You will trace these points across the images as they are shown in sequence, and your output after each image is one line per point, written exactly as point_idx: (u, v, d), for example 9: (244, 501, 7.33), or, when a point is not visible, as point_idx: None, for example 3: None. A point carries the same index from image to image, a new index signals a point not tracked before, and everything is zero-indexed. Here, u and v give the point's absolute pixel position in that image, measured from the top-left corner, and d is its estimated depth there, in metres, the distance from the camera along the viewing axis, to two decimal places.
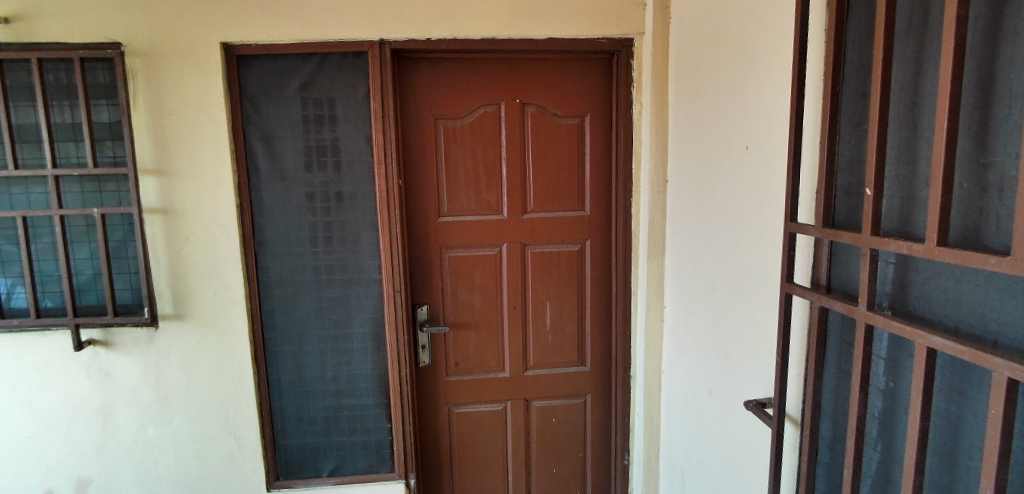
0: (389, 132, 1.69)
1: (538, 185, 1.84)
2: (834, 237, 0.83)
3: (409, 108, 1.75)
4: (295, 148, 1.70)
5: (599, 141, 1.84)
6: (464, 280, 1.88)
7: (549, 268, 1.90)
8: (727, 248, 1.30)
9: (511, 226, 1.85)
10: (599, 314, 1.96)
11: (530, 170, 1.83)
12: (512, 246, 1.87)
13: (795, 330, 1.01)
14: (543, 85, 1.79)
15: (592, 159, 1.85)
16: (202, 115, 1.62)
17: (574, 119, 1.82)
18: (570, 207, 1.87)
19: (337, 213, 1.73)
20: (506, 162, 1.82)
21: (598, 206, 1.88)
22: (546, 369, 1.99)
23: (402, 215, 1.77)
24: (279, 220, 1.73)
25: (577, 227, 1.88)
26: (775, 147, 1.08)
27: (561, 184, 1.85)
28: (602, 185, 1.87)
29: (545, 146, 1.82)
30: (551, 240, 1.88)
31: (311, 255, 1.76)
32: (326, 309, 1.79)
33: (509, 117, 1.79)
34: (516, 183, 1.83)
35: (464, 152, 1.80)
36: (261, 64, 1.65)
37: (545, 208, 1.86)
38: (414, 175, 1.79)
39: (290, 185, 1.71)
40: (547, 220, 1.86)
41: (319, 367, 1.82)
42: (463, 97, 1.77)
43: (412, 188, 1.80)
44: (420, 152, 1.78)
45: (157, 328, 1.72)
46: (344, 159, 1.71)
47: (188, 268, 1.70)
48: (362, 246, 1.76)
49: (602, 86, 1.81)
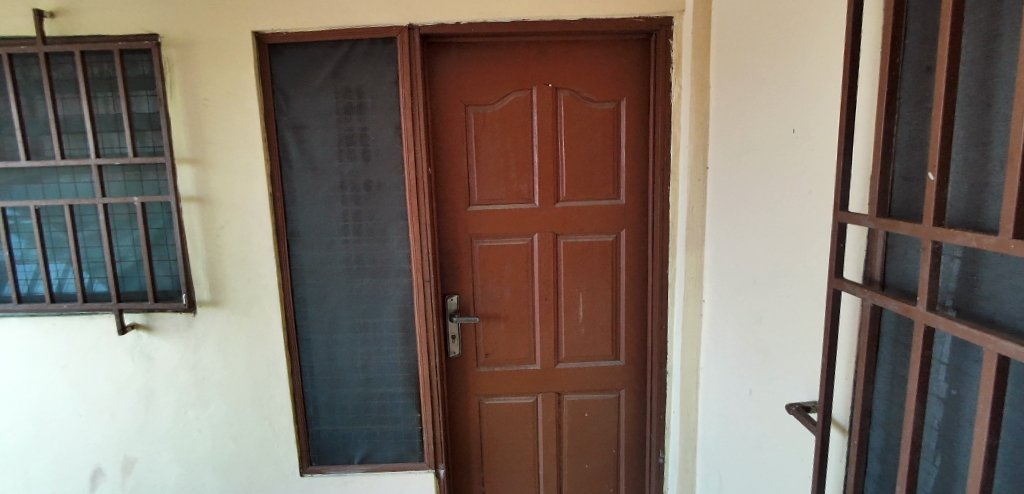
0: (418, 121, 1.66)
1: (570, 173, 1.78)
2: (892, 228, 0.74)
3: (438, 95, 1.72)
4: (325, 137, 1.70)
5: (635, 127, 1.76)
6: (494, 271, 1.85)
7: (582, 260, 1.85)
8: (770, 241, 1.21)
9: (543, 216, 1.80)
10: (634, 307, 1.90)
11: (562, 158, 1.78)
12: (543, 236, 1.82)
13: (844, 330, 0.93)
14: (576, 70, 1.72)
15: (628, 146, 1.77)
16: (235, 106, 1.65)
17: (608, 104, 1.75)
18: (603, 197, 1.80)
19: (367, 203, 1.73)
20: (538, 150, 1.76)
21: (633, 196, 1.80)
22: (578, 363, 1.94)
23: (432, 204, 1.74)
24: (311, 209, 1.75)
25: (611, 217, 1.81)
26: (825, 132, 0.99)
27: (595, 172, 1.79)
28: (638, 174, 1.79)
29: (578, 133, 1.76)
30: (584, 230, 1.82)
31: (342, 245, 1.77)
32: (356, 298, 1.80)
33: (540, 102, 1.74)
34: (547, 171, 1.78)
35: (494, 140, 1.76)
36: (291, 52, 1.65)
37: (577, 197, 1.80)
38: (443, 163, 1.77)
39: (321, 175, 1.72)
40: (578, 210, 1.80)
41: (350, 355, 1.85)
42: (493, 83, 1.73)
43: (441, 177, 1.77)
44: (449, 140, 1.75)
45: (195, 314, 1.79)
46: (373, 148, 1.69)
47: (225, 256, 1.75)
48: (392, 237, 1.75)
49: (638, 70, 1.72)
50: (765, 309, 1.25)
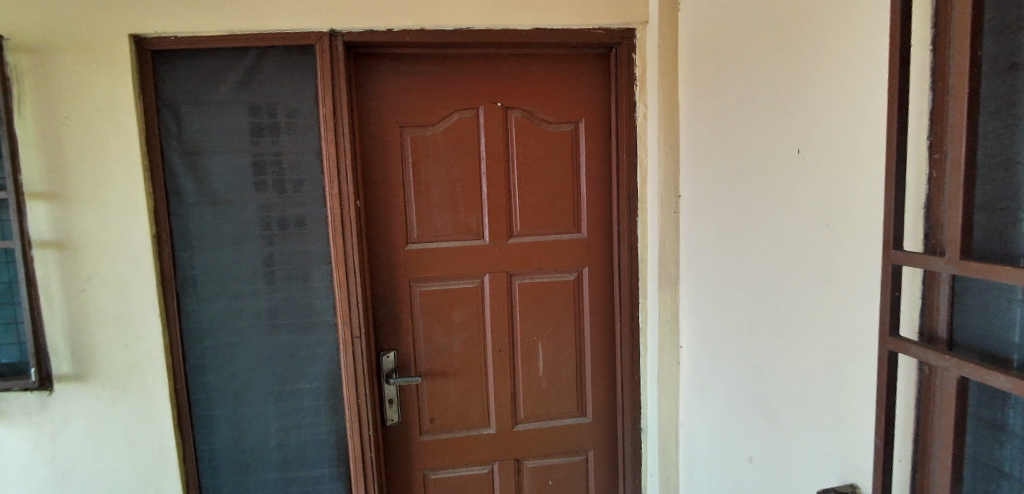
0: (342, 144, 1.38)
1: (526, 203, 1.55)
2: (988, 276, 0.54)
3: (369, 115, 1.46)
4: (226, 165, 1.38)
5: (596, 150, 1.56)
6: (439, 320, 1.57)
7: (543, 302, 1.60)
8: (770, 279, 1.01)
9: (495, 254, 1.55)
10: (602, 355, 1.65)
11: (515, 185, 1.54)
12: (495, 277, 1.57)
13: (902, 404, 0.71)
14: (530, 87, 1.52)
15: (589, 172, 1.56)
16: (109, 125, 1.31)
17: (567, 125, 1.54)
18: (564, 229, 1.58)
19: (282, 243, 1.41)
20: (486, 177, 1.52)
21: (596, 228, 1.59)
22: (540, 422, 1.67)
23: (362, 243, 1.45)
24: (209, 252, 1.41)
25: (573, 253, 1.59)
26: (845, 148, 0.81)
27: (553, 202, 1.56)
28: (601, 203, 1.58)
29: (533, 157, 1.54)
30: (543, 268, 1.58)
31: (251, 295, 1.43)
32: (269, 361, 1.46)
33: (489, 123, 1.51)
34: (498, 202, 1.54)
35: (436, 167, 1.51)
36: (184, 62, 1.35)
37: (534, 231, 1.57)
38: (374, 195, 1.49)
39: (221, 211, 1.39)
40: (536, 245, 1.56)
41: (261, 432, 1.49)
42: (434, 100, 1.48)
43: (372, 210, 1.49)
44: (381, 167, 1.48)
45: (52, 392, 1.38)
46: (288, 177, 1.39)
47: (94, 315, 1.37)
48: (314, 283, 1.44)
49: (599, 88, 1.54)
50: (767, 359, 1.04)
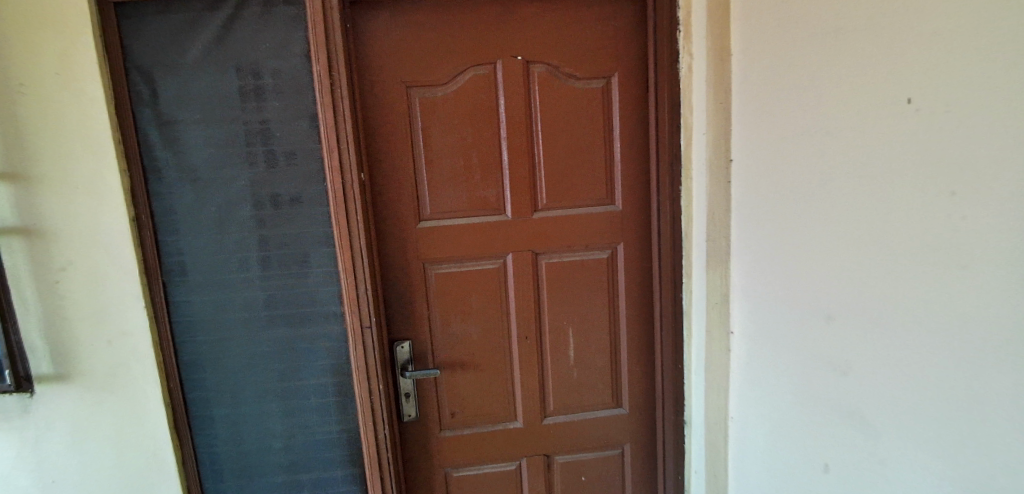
0: (341, 109, 1.20)
1: (551, 172, 1.36)
2: None
3: (369, 74, 1.27)
4: (206, 136, 1.21)
5: (631, 109, 1.36)
6: (457, 306, 1.41)
7: (571, 284, 1.43)
8: (869, 256, 0.85)
9: (518, 231, 1.37)
10: (638, 340, 1.49)
11: (539, 152, 1.36)
12: (518, 257, 1.39)
13: None
14: (554, 37, 1.31)
15: (623, 135, 1.37)
16: (70, 93, 1.13)
17: (597, 81, 1.34)
18: (594, 201, 1.39)
19: (277, 225, 1.25)
20: (506, 144, 1.33)
21: (631, 199, 1.40)
22: (571, 415, 1.52)
23: (367, 222, 1.28)
24: (196, 237, 1.25)
25: (606, 228, 1.41)
26: (997, 91, 0.63)
27: (582, 171, 1.38)
28: (636, 171, 1.39)
29: (558, 119, 1.34)
30: (571, 246, 1.40)
31: (245, 284, 1.28)
32: (271, 356, 1.31)
33: (508, 80, 1.31)
34: (520, 172, 1.35)
35: (449, 134, 1.32)
36: (155, 18, 1.16)
37: (561, 204, 1.38)
38: (379, 167, 1.31)
39: (205, 189, 1.23)
40: (563, 220, 1.38)
41: (265, 433, 1.35)
42: (444, 55, 1.28)
43: (377, 184, 1.31)
44: (386, 135, 1.30)
45: (32, 395, 1.25)
46: (279, 149, 1.21)
47: (71, 310, 1.22)
48: (315, 269, 1.27)
49: (633, 36, 1.33)
50: (864, 350, 0.88)
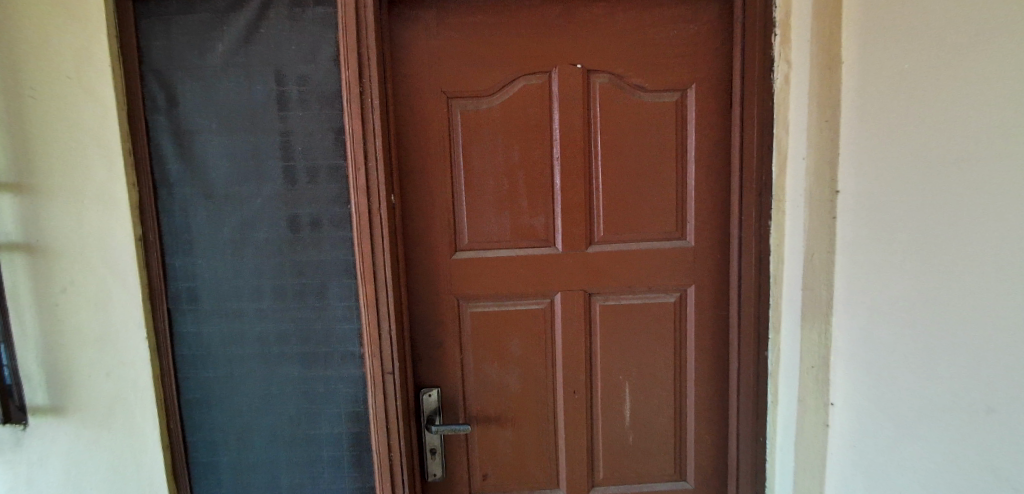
0: (372, 122, 1.05)
1: (611, 199, 1.16)
2: None
3: (406, 83, 1.11)
4: (223, 149, 1.08)
5: (710, 128, 1.15)
6: (495, 351, 1.21)
7: (629, 331, 1.21)
8: None
9: (569, 267, 1.17)
10: (708, 402, 1.25)
11: (596, 177, 1.16)
12: (568, 297, 1.19)
13: None
14: (620, 42, 1.12)
15: (699, 156, 1.15)
16: (83, 99, 1.03)
17: (669, 95, 1.14)
18: (662, 234, 1.18)
19: (295, 250, 1.10)
20: (559, 166, 1.15)
21: (705, 233, 1.18)
22: (623, 485, 1.28)
23: (395, 252, 1.11)
24: (208, 260, 1.11)
25: (673, 267, 1.19)
26: None
27: (648, 199, 1.17)
28: (714, 201, 1.17)
29: (622, 139, 1.14)
30: (631, 286, 1.19)
31: (258, 316, 1.13)
32: (282, 399, 1.15)
33: (564, 92, 1.12)
34: (574, 198, 1.15)
35: (493, 152, 1.14)
36: (177, 17, 1.05)
37: (622, 237, 1.18)
38: (413, 188, 1.14)
39: (221, 208, 1.09)
40: (622, 256, 1.18)
41: (271, 486, 1.18)
42: (492, 62, 1.11)
43: (409, 208, 1.15)
44: (422, 153, 1.13)
45: (27, 426, 1.11)
46: (303, 164, 1.07)
47: (68, 336, 1.09)
48: (334, 302, 1.11)
49: (715, 42, 1.12)
50: None
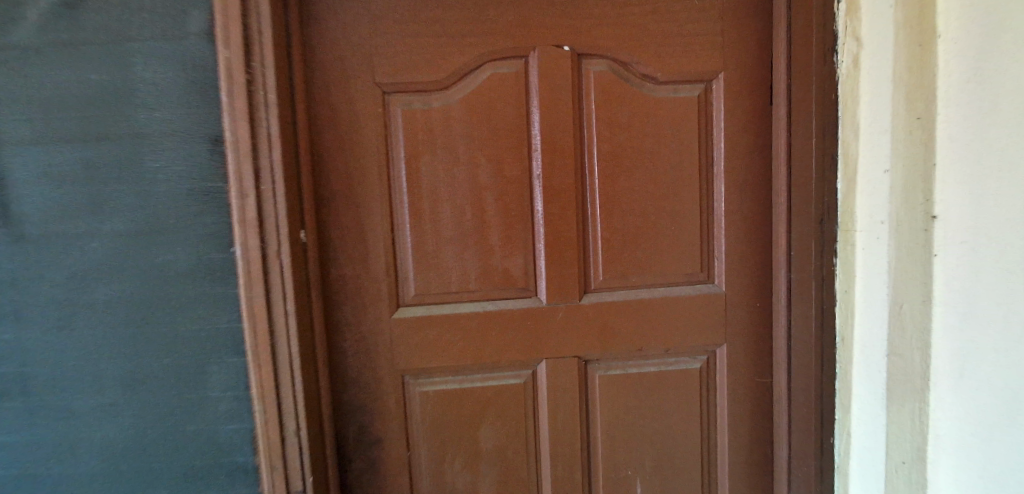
0: (264, 125, 0.70)
1: (613, 231, 0.85)
2: None
3: (323, 70, 0.78)
4: (35, 162, 0.69)
5: (745, 134, 0.85)
6: (457, 445, 0.86)
7: (641, 412, 0.88)
8: None
9: (559, 325, 0.85)
10: None
11: (590, 202, 0.84)
12: (558, 367, 0.86)
13: None
14: (624, 16, 0.81)
15: (731, 170, 0.85)
16: None
17: (689, 88, 0.84)
18: (682, 277, 0.87)
19: (152, 317, 0.72)
20: (542, 186, 0.82)
21: (741, 275, 0.87)
22: None
23: (304, 314, 0.77)
24: (12, 335, 0.71)
25: (700, 322, 0.87)
26: None
27: (665, 230, 0.86)
28: (752, 231, 0.86)
29: (625, 149, 0.83)
30: (644, 350, 0.87)
31: (96, 423, 0.73)
32: None
33: (548, 83, 0.81)
34: (564, 231, 0.83)
35: (448, 168, 0.81)
36: None
37: (630, 282, 0.86)
38: (334, 220, 0.80)
39: (33, 256, 0.70)
40: (629, 309, 0.85)
41: None
42: (447, 40, 0.79)
43: (328, 248, 0.80)
44: (346, 170, 0.79)
45: None
46: (159, 190, 0.70)
47: None
48: (215, 394, 0.73)
49: (748, 16, 0.83)
50: None
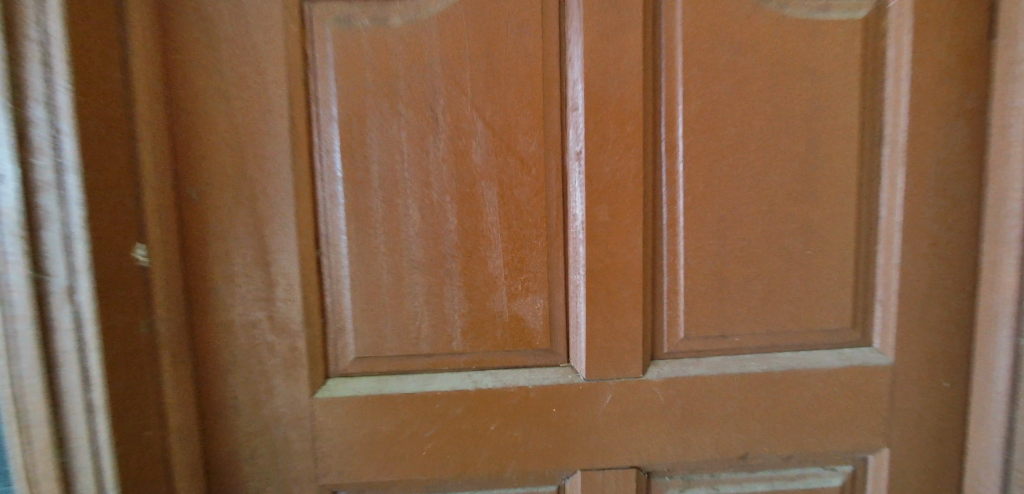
0: (37, 40, 0.35)
1: (706, 255, 0.48)
2: None
3: None
4: None
5: (951, 84, 0.47)
6: None
7: None
8: None
9: (604, 414, 0.49)
10: None
11: (669, 203, 0.48)
12: (602, 484, 0.50)
13: None
14: None
15: (921, 151, 0.48)
16: None
17: (850, 6, 0.47)
18: (818, 336, 0.51)
19: None
20: (583, 175, 0.46)
21: (928, 336, 0.50)
22: None
23: (138, 402, 0.41)
24: None
25: (849, 412, 0.51)
26: None
27: (796, 253, 0.49)
28: (952, 258, 0.49)
29: (732, 111, 0.47)
30: (750, 457, 0.51)
31: None
32: None
33: None
34: (622, 253, 0.47)
35: (416, 139, 0.46)
36: None
37: (730, 341, 0.50)
38: (212, 228, 0.45)
39: None
40: (730, 393, 0.49)
41: None
42: None
43: (202, 277, 0.45)
44: (232, 136, 0.44)
45: None
46: None
47: None
48: None
49: None
50: None
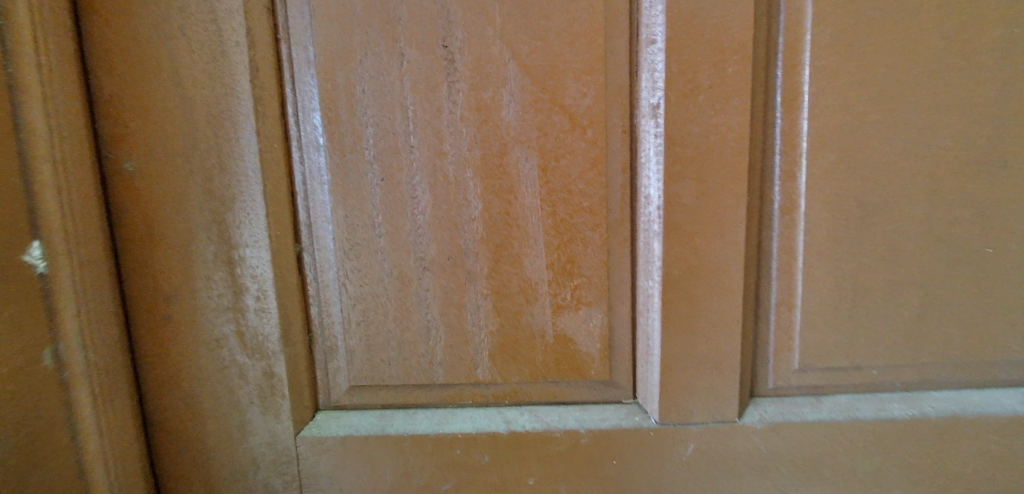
0: None
1: (832, 253, 0.34)
2: None
3: None
4: None
5: None
6: None
7: None
8: None
9: (685, 469, 0.36)
10: None
11: (782, 180, 0.34)
12: None
13: None
14: None
15: None
16: None
17: None
18: (994, 369, 0.36)
19: None
20: (662, 139, 0.33)
21: None
22: None
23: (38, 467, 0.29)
24: None
25: None
26: None
27: (964, 252, 0.34)
28: None
29: (884, 44, 0.32)
30: None
31: None
32: None
33: None
34: (714, 251, 0.33)
35: (426, 94, 0.33)
36: None
37: (865, 374, 0.36)
38: (149, 215, 0.33)
39: None
40: (862, 448, 0.35)
41: None
42: None
43: (140, 279, 0.34)
44: (176, 90, 0.32)
45: None
46: None
47: None
48: None
49: None
50: None
